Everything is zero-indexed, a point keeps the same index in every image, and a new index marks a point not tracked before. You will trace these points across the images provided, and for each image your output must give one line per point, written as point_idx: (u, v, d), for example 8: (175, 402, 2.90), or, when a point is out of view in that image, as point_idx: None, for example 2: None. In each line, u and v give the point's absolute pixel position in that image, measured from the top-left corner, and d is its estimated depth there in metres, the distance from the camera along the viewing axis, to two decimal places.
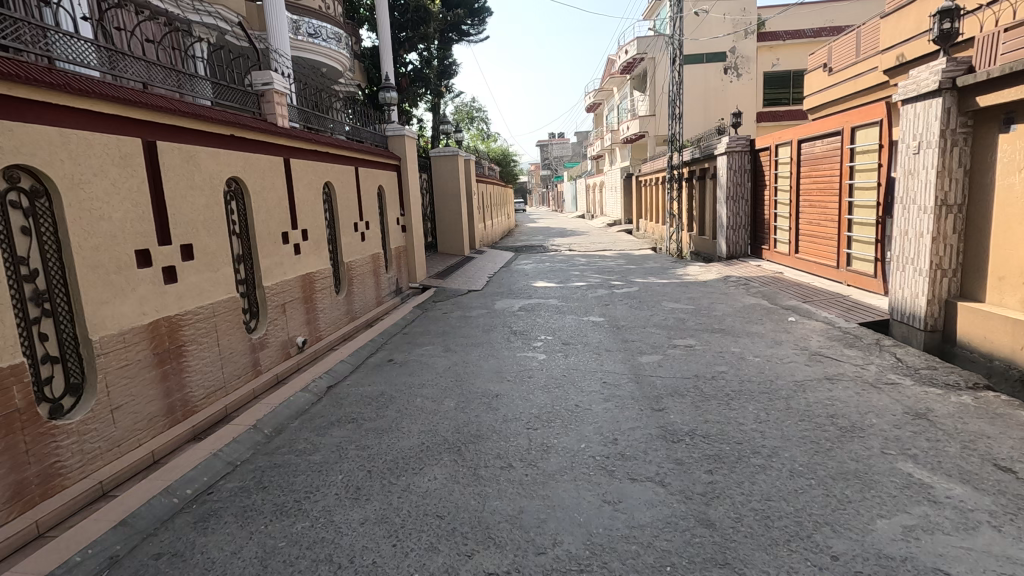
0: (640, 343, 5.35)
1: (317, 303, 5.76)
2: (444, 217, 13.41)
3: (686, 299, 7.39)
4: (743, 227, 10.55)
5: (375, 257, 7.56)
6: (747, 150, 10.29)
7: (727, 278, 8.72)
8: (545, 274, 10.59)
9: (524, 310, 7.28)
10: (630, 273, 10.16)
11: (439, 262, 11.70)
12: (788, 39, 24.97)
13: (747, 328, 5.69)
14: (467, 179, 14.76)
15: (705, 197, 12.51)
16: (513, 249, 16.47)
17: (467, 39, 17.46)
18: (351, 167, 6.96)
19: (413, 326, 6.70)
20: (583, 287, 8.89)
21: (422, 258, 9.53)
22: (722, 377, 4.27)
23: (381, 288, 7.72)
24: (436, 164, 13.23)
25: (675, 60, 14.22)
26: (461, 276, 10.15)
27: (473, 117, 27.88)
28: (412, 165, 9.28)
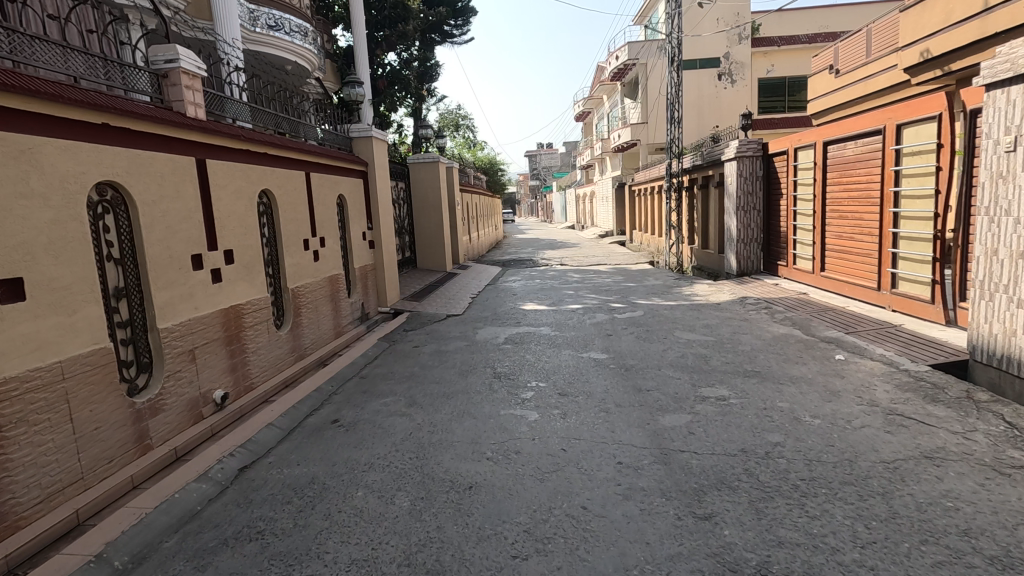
0: (657, 393, 4.21)
1: (246, 343, 4.53)
2: (423, 230, 12.23)
3: (701, 328, 6.25)
4: (755, 240, 9.50)
5: (333, 279, 6.34)
6: (758, 155, 9.27)
7: (744, 300, 7.61)
8: (535, 294, 9.43)
9: (511, 342, 6.09)
10: (630, 293, 9.04)
11: (417, 280, 10.47)
12: (782, 44, 24.48)
13: (787, 371, 4.56)
14: (451, 189, 13.62)
15: (710, 208, 11.48)
16: (500, 263, 15.32)
17: (450, 41, 16.40)
18: (301, 171, 5.75)
19: (375, 367, 5.48)
20: (578, 311, 7.72)
21: (394, 278, 8.32)
22: (779, 453, 3.12)
23: (341, 315, 6.50)
24: (415, 172, 12.09)
25: (673, 61, 13.24)
26: (441, 298, 8.96)
27: (459, 125, 26.90)
28: (382, 172, 8.07)
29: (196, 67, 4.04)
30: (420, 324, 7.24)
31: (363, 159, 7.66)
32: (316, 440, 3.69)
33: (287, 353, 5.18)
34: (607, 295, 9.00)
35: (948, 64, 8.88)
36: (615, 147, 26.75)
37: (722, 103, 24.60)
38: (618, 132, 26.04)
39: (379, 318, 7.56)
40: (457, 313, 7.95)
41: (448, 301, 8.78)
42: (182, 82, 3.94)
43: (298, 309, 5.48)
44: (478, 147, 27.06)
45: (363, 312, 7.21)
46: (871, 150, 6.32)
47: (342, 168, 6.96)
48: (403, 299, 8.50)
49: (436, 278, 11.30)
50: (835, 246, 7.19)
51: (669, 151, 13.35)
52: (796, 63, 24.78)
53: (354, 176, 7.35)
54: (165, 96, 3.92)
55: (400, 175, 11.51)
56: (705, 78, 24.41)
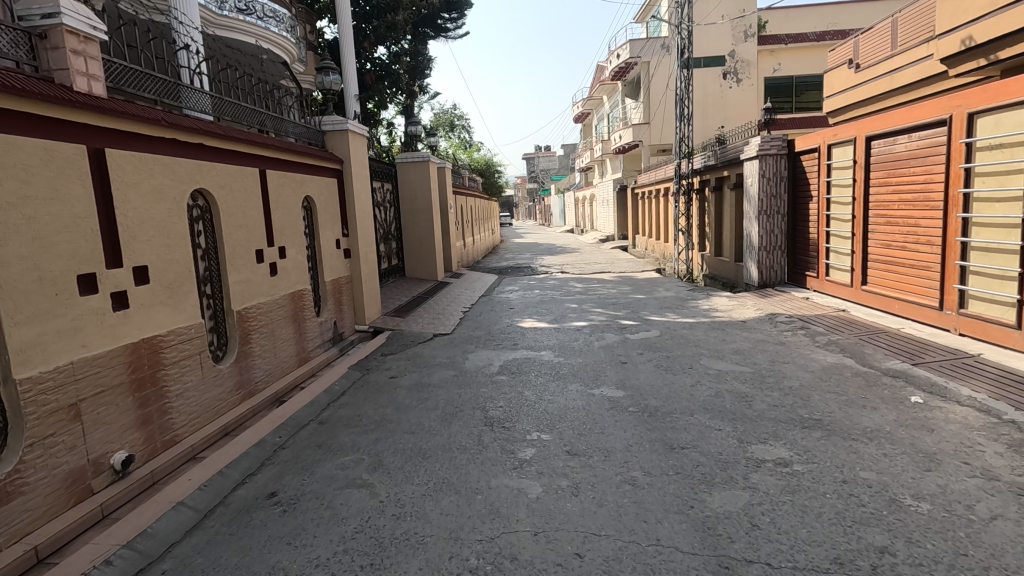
0: (695, 454, 3.24)
1: (168, 385, 3.55)
2: (413, 236, 11.25)
3: (732, 354, 5.29)
4: (779, 248, 8.56)
5: (296, 296, 5.36)
6: (784, 153, 8.33)
7: (774, 318, 6.65)
8: (534, 308, 8.46)
9: (507, 372, 5.10)
10: (641, 307, 8.08)
11: (404, 291, 9.51)
12: (789, 42, 23.69)
13: (856, 420, 3.60)
14: (443, 192, 12.67)
15: (725, 212, 10.54)
16: (497, 270, 14.37)
17: (444, 35, 15.44)
18: (253, 167, 4.77)
19: (341, 405, 4.49)
20: (584, 329, 6.74)
21: (375, 292, 7.35)
22: (892, 569, 2.15)
23: (306, 339, 5.51)
24: (402, 173, 11.12)
25: (684, 52, 12.26)
26: (428, 313, 7.96)
27: (454, 125, 26.12)
28: (360, 171, 7.08)
29: (89, 27, 3.09)
30: (401, 346, 6.25)
31: (336, 156, 6.65)
32: (237, 531, 2.69)
33: (229, 391, 4.18)
34: (616, 309, 8.03)
35: (993, 52, 7.92)
36: (616, 149, 25.91)
37: (727, 103, 23.76)
38: (619, 133, 25.18)
39: (355, 340, 6.58)
40: (445, 331, 6.94)
41: (436, 316, 7.79)
42: (68, 46, 2.98)
43: (247, 335, 4.49)
44: (474, 147, 26.23)
45: (335, 332, 6.23)
46: (931, 144, 5.38)
47: (311, 166, 5.98)
48: (386, 315, 7.52)
49: (427, 289, 10.30)
50: (882, 256, 6.24)
51: (678, 151, 12.42)
52: (803, 61, 23.96)
53: (326, 175, 6.35)
54: (44, 65, 2.94)
55: (385, 175, 10.53)
56: (709, 76, 23.57)
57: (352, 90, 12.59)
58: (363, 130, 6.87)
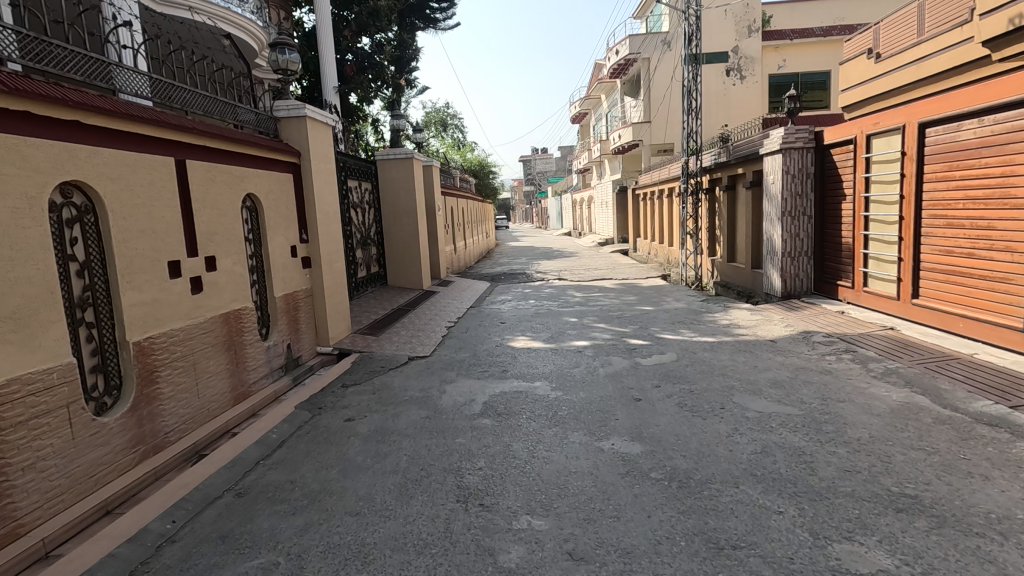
0: (755, 561, 2.24)
1: (7, 456, 2.51)
2: (395, 241, 10.23)
3: (770, 388, 4.29)
4: (804, 254, 7.56)
5: (230, 317, 4.32)
6: (810, 147, 7.34)
7: (809, 337, 5.65)
8: (528, 323, 7.43)
9: (491, 413, 4.07)
10: (650, 323, 7.06)
11: (383, 304, 8.48)
12: (796, 38, 22.78)
13: (971, 500, 2.58)
14: (431, 193, 11.65)
15: (741, 214, 9.54)
16: (490, 277, 13.36)
17: (434, 27, 14.45)
18: (168, 156, 3.74)
19: (273, 463, 3.45)
20: (587, 352, 5.71)
21: (342, 307, 6.32)
22: None
23: (246, 370, 4.48)
24: (384, 171, 10.09)
25: (692, 40, 11.30)
26: (406, 331, 6.94)
27: (447, 124, 25.17)
28: (323, 166, 6.06)
29: None
30: (368, 375, 5.22)
31: (293, 148, 5.62)
32: None
33: (120, 450, 3.14)
34: (621, 325, 7.01)
35: None
36: (615, 149, 24.94)
37: (731, 101, 22.82)
38: (619, 132, 24.23)
39: (314, 366, 5.55)
40: (422, 354, 5.91)
41: (414, 335, 6.75)
42: None
43: (152, 372, 3.45)
44: (468, 147, 25.27)
45: (287, 358, 5.20)
46: (1014, 129, 4.40)
47: (257, 159, 4.95)
48: (354, 333, 6.50)
49: (410, 300, 9.27)
50: (940, 265, 5.25)
51: (685, 147, 11.42)
52: (810, 57, 23.02)
53: (278, 169, 5.33)
54: None
55: (364, 173, 9.49)
56: (712, 73, 22.67)
57: (330, 82, 11.61)
58: (324, 117, 5.82)
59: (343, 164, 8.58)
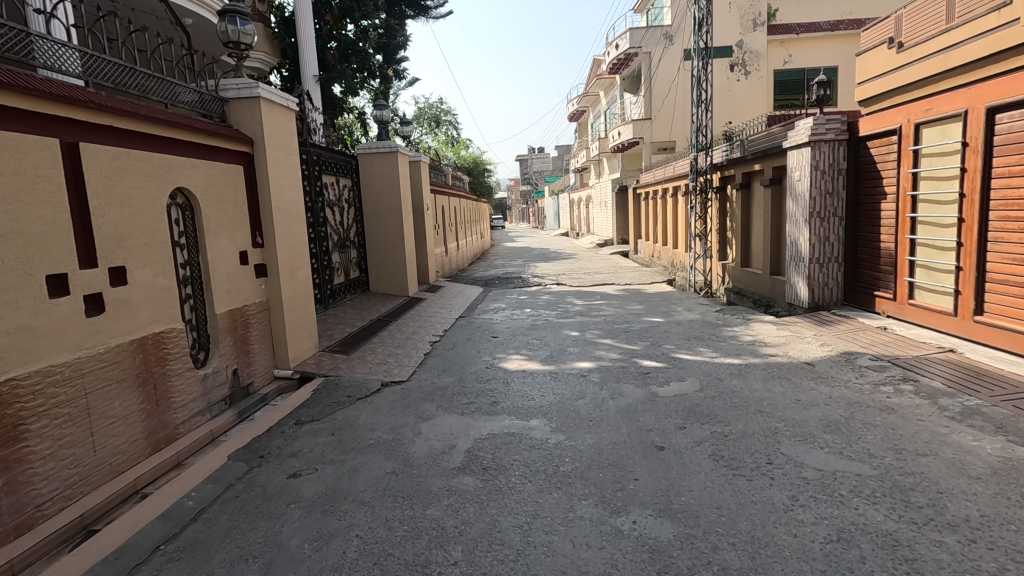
0: None
1: None
2: (378, 243, 9.34)
3: (824, 433, 3.44)
4: (835, 260, 6.71)
5: (148, 343, 3.43)
6: (842, 139, 6.49)
7: (854, 361, 4.79)
8: (523, 338, 6.56)
9: (475, 468, 3.20)
10: (661, 338, 6.20)
11: (361, 314, 7.59)
12: (802, 32, 21.95)
13: None
14: (419, 192, 10.78)
15: (757, 215, 8.71)
16: (483, 281, 12.48)
17: (425, 15, 13.56)
18: (53, 138, 2.86)
19: (177, 550, 2.56)
20: (592, 377, 4.85)
21: (306, 321, 5.43)
22: None
23: (170, 408, 3.58)
24: (366, 166, 9.20)
25: (702, 27, 10.45)
26: (382, 348, 6.06)
27: (440, 121, 24.32)
28: (285, 156, 5.18)
29: None
30: (328, 407, 4.33)
31: (246, 134, 4.73)
32: None
33: None
34: (630, 340, 6.16)
35: None
36: (614, 146, 24.10)
37: (735, 97, 22.03)
38: (618, 129, 23.40)
39: (267, 395, 4.65)
40: (398, 378, 5.04)
41: (391, 353, 5.86)
42: None
43: (18, 427, 2.57)
44: (461, 144, 24.41)
45: (232, 387, 4.31)
46: None
47: (194, 146, 4.06)
48: (321, 352, 5.61)
49: (392, 309, 8.39)
50: (1014, 276, 4.41)
51: (693, 143, 10.60)
52: (816, 53, 22.23)
53: (225, 159, 4.44)
54: None
55: (343, 167, 8.60)
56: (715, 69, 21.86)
57: (310, 71, 10.72)
58: (280, 99, 4.89)
59: (318, 157, 7.69)
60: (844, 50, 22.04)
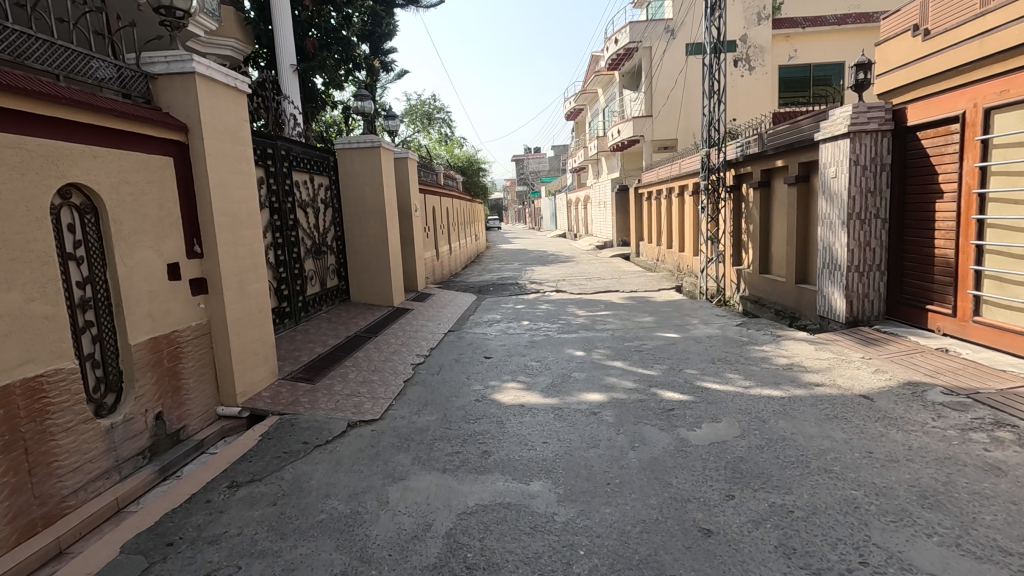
0: None
1: None
2: (360, 247, 8.45)
3: (922, 510, 2.58)
4: (876, 269, 5.86)
5: (14, 391, 2.53)
6: (887, 130, 5.65)
7: (923, 395, 3.94)
8: (520, 359, 5.68)
9: (456, 569, 2.32)
10: (680, 360, 5.34)
11: (337, 330, 6.69)
12: (808, 27, 21.21)
13: None
14: (406, 191, 9.90)
15: (780, 216, 7.87)
16: (477, 287, 11.60)
17: (416, 4, 12.70)
18: None
19: None
20: (604, 416, 3.98)
21: (262, 346, 4.53)
22: None
23: (51, 476, 2.69)
24: (345, 162, 8.31)
25: (715, 12, 9.61)
26: (355, 374, 5.16)
27: (433, 118, 23.77)
28: (233, 148, 4.28)
29: None
30: (276, 460, 3.44)
31: (179, 120, 3.83)
32: None
33: None
34: (644, 363, 5.29)
35: None
36: (614, 145, 23.32)
37: (739, 93, 21.29)
38: (617, 127, 22.63)
39: (204, 441, 3.75)
40: (368, 417, 4.15)
41: (364, 381, 4.96)
42: None
43: None
44: (455, 142, 23.67)
45: (153, 436, 3.41)
46: None
47: (98, 132, 3.17)
48: (280, 382, 4.70)
49: (373, 322, 7.49)
50: None
51: (705, 138, 9.76)
52: (822, 48, 21.49)
53: (146, 149, 3.54)
54: None
55: (318, 163, 7.71)
56: None
57: (287, 60, 9.85)
58: (219, 77, 3.99)
59: (288, 152, 6.80)
60: (851, 45, 21.35)
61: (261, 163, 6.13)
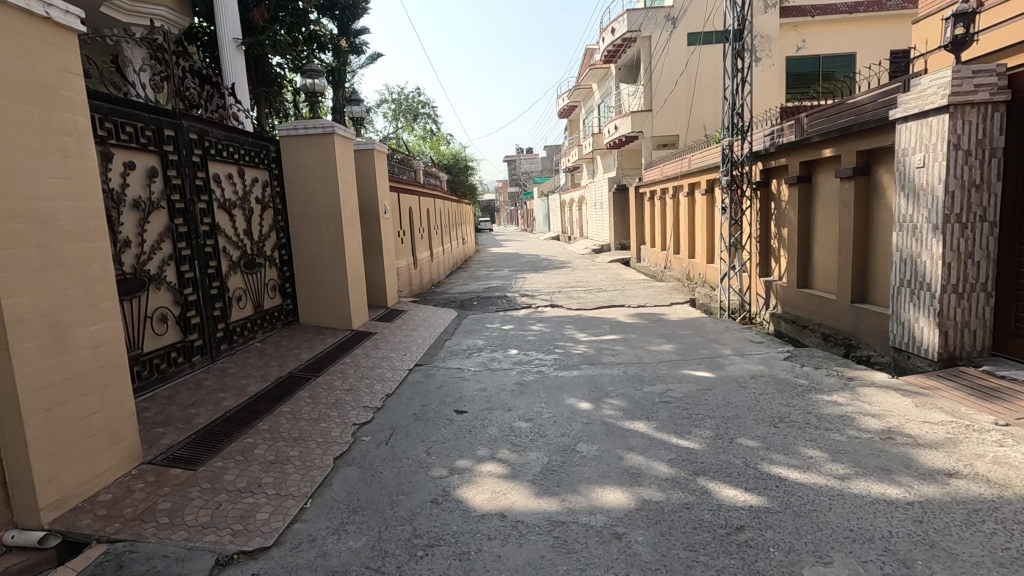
0: None
1: None
2: (310, 257, 6.87)
3: None
4: (981, 289, 4.39)
5: None
6: (1001, 103, 4.19)
7: None
8: (503, 417, 4.12)
9: None
10: (727, 421, 3.82)
11: (266, 370, 5.11)
12: (817, 15, 19.84)
13: None
14: (373, 189, 8.35)
15: (828, 218, 6.40)
16: (459, 300, 10.04)
17: None
18: None
19: None
20: (635, 549, 2.43)
21: (105, 420, 2.96)
22: None
23: None
24: (291, 153, 6.71)
25: None
26: (263, 448, 3.57)
27: (417, 112, 22.30)
28: (45, 114, 2.72)
29: None
30: None
31: None
32: None
33: None
34: (677, 427, 3.76)
35: None
36: (610, 142, 21.87)
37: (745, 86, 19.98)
38: (614, 122, 21.18)
39: None
40: (254, 543, 2.57)
41: (273, 463, 3.39)
42: None
43: None
44: (440, 138, 22.19)
45: None
46: None
47: None
48: (138, 471, 3.12)
49: (320, 353, 5.90)
50: None
51: (726, 125, 8.26)
52: (833, 38, 20.14)
53: None
54: None
55: (253, 154, 6.12)
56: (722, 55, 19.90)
57: (229, 32, 8.24)
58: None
59: (205, 136, 5.23)
60: (863, 35, 20.05)
61: (157, 148, 4.53)
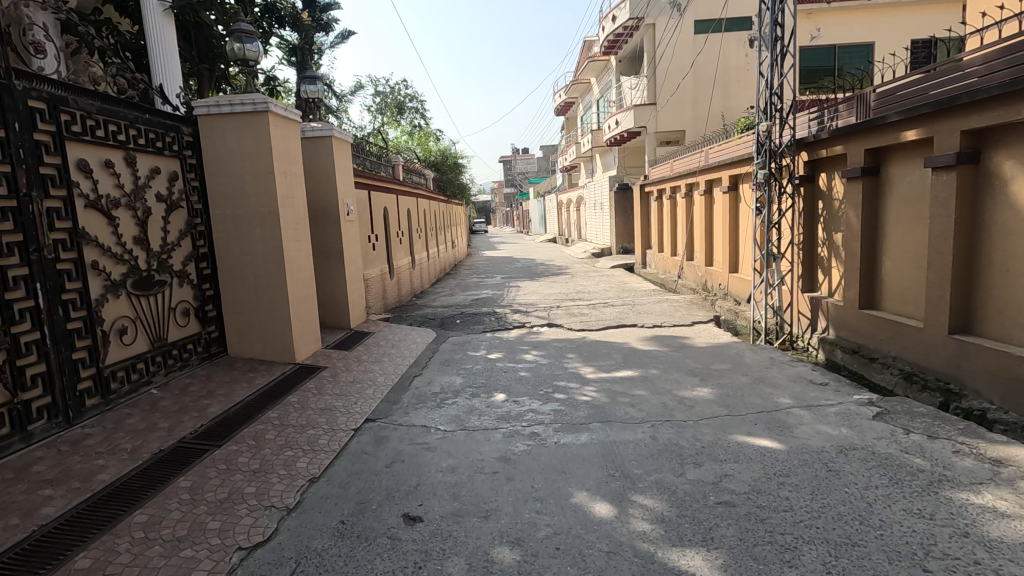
0: None
1: None
2: (241, 271, 5.37)
3: None
4: None
5: None
6: None
7: None
8: (477, 537, 2.62)
9: None
10: (839, 553, 2.34)
11: (146, 438, 3.60)
12: (834, 1, 18.45)
13: None
14: (331, 185, 6.85)
15: (909, 222, 4.95)
16: (440, 317, 8.54)
17: None
18: None
19: None
20: None
21: None
22: None
23: None
24: (213, 136, 5.19)
25: None
26: None
27: (404, 107, 20.93)
28: None
29: None
30: None
31: None
32: None
33: None
34: (760, 569, 2.28)
35: None
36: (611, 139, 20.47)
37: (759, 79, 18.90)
38: (614, 117, 19.71)
39: None
40: None
41: None
42: None
43: None
44: (428, 133, 20.78)
45: None
46: None
47: None
48: None
49: (238, 402, 4.38)
50: None
51: (762, 108, 6.80)
52: (850, 26, 18.77)
53: None
54: None
55: (152, 136, 4.61)
56: (732, 45, 18.50)
57: None
58: None
59: (65, 107, 3.72)
60: (882, 23, 18.66)
61: None
